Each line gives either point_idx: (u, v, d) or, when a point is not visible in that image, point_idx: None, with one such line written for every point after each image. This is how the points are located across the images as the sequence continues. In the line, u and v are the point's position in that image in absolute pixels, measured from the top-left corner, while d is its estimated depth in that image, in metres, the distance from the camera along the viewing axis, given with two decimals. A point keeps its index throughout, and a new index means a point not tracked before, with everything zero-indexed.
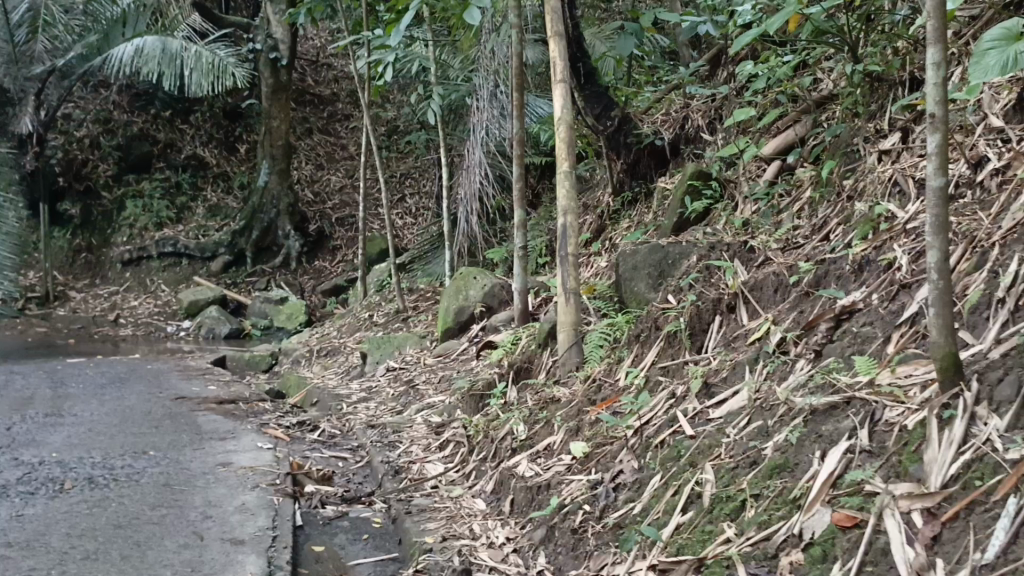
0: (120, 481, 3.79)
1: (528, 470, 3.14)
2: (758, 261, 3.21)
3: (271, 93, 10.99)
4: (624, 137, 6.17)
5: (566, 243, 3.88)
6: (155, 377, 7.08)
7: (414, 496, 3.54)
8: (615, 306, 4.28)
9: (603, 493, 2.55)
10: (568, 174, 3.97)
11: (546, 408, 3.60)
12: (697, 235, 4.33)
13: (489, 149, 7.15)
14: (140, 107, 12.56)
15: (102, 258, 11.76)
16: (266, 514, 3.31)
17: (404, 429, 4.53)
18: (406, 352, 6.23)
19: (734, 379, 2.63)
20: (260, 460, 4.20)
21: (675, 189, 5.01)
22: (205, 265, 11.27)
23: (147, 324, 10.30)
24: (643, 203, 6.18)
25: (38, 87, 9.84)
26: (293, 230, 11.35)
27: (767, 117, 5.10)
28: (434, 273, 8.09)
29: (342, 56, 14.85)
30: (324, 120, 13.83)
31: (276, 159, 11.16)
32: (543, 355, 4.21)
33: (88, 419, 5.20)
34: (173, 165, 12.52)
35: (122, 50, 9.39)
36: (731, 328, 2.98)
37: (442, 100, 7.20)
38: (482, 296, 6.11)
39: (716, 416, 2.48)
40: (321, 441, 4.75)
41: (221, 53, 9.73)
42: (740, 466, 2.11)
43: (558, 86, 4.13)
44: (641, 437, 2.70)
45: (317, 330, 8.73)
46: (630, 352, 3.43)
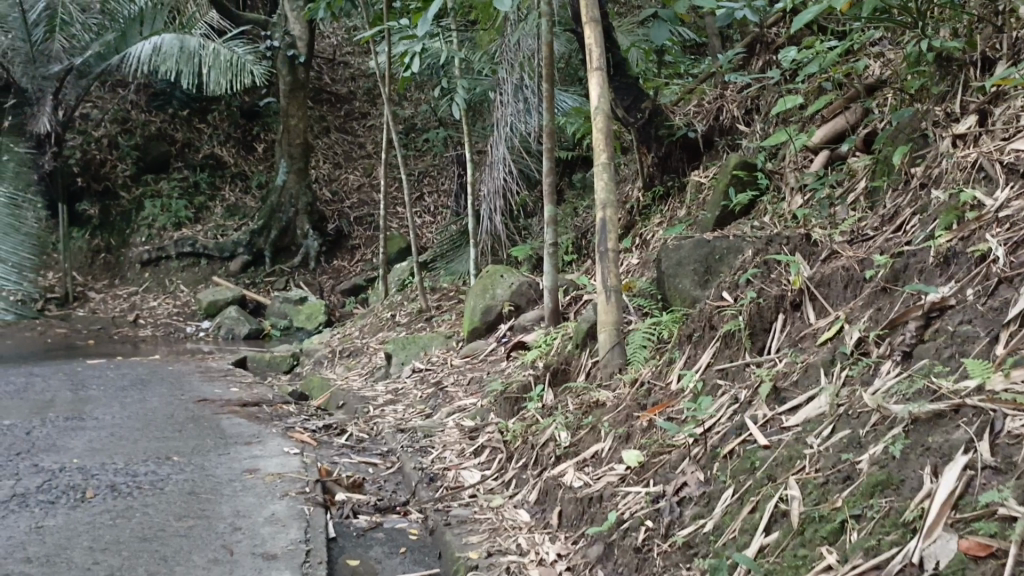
0: (145, 489, 3.62)
1: (576, 480, 2.94)
2: (822, 256, 2.98)
3: (289, 91, 10.85)
4: (655, 130, 5.96)
5: (606, 239, 3.67)
6: (175, 379, 6.93)
7: (451, 507, 3.34)
8: (658, 304, 4.08)
9: (667, 507, 2.35)
10: (608, 166, 3.76)
11: (590, 413, 3.39)
12: (744, 229, 4.12)
13: (515, 145, 6.95)
14: (157, 106, 12.45)
15: (120, 259, 11.65)
16: (298, 526, 3.13)
17: (435, 433, 4.34)
18: (432, 352, 6.04)
19: (807, 383, 2.42)
20: (287, 467, 4.01)
21: (717, 182, 4.80)
22: (224, 265, 11.15)
23: (167, 325, 10.18)
24: (677, 197, 5.95)
25: (55, 86, 9.74)
26: (312, 229, 11.19)
27: (811, 106, 4.88)
28: (457, 272, 7.90)
29: (358, 54, 14.70)
30: (341, 118, 13.67)
31: (294, 158, 11.01)
32: (581, 356, 4.00)
33: (110, 423, 5.04)
34: (191, 165, 12.41)
35: (140, 48, 9.29)
36: (797, 327, 2.77)
37: (466, 94, 7.00)
38: (510, 295, 5.92)
39: (792, 424, 2.27)
40: (348, 445, 4.57)
41: (240, 50, 9.56)
42: (832, 482, 1.91)
43: (594, 74, 3.90)
44: (704, 446, 2.49)
45: (338, 330, 8.56)
46: (682, 353, 3.22)
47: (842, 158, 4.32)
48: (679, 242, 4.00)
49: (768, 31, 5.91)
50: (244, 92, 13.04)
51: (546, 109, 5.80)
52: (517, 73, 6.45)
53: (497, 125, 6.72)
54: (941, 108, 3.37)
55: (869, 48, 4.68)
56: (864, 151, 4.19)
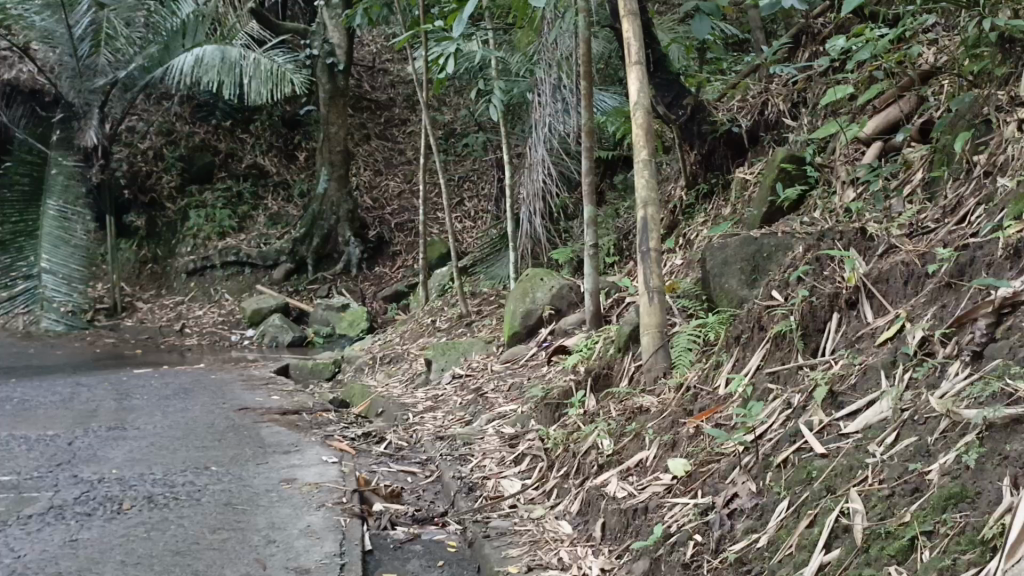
0: (182, 500, 3.58)
1: (620, 489, 2.81)
2: (879, 251, 2.80)
3: (329, 99, 10.89)
4: (698, 126, 5.80)
5: (647, 238, 3.53)
6: (218, 387, 6.93)
7: (491, 518, 3.23)
8: (703, 305, 3.92)
9: (716, 521, 2.21)
10: (648, 162, 3.62)
11: (633, 419, 3.25)
12: (793, 225, 3.95)
13: (553, 146, 6.83)
14: (201, 118, 12.64)
15: (166, 269, 11.79)
16: (333, 538, 3.06)
17: (475, 441, 4.24)
18: (472, 358, 5.94)
19: (868, 386, 2.26)
20: (325, 476, 3.95)
21: (763, 177, 4.63)
22: (267, 273, 11.22)
23: (212, 334, 10.27)
24: (721, 195, 5.77)
25: (102, 99, 9.89)
26: (353, 236, 11.20)
27: (862, 96, 4.68)
28: (497, 276, 7.80)
29: (397, 61, 14.75)
30: (381, 125, 13.71)
31: (335, 166, 11.04)
32: (623, 360, 3.86)
33: (151, 433, 5.04)
34: (234, 175, 12.53)
35: (182, 60, 9.40)
36: (853, 326, 2.61)
37: (503, 95, 6.91)
38: (551, 298, 5.80)
39: (851, 430, 2.11)
40: (388, 454, 4.49)
41: (280, 59, 9.62)
42: (898, 495, 1.75)
43: (632, 69, 3.76)
44: (756, 455, 2.34)
45: (380, 337, 8.52)
46: (730, 355, 3.07)
47: (896, 149, 4.12)
48: (724, 240, 3.85)
49: (814, 22, 5.73)
50: (286, 101, 13.16)
51: (584, 107, 5.67)
52: (554, 72, 6.34)
53: (535, 126, 6.57)
54: (1004, 92, 3.17)
55: (921, 36, 4.49)
56: (920, 141, 3.99)
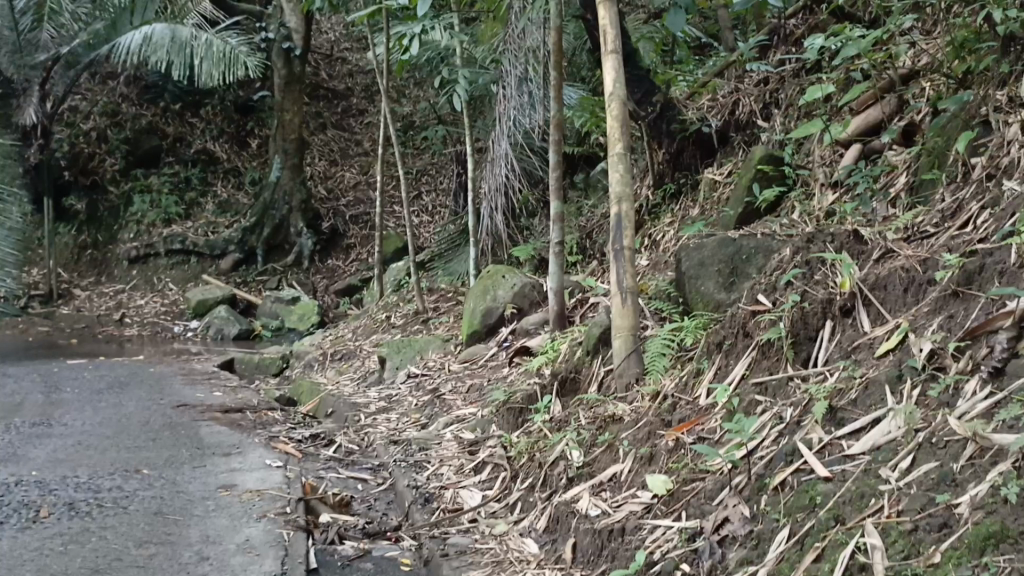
0: (107, 508, 3.25)
1: (592, 507, 2.58)
2: (875, 254, 2.62)
3: (284, 85, 10.48)
4: (667, 124, 5.60)
5: (621, 236, 3.32)
6: (157, 381, 6.55)
7: (449, 534, 2.97)
8: (677, 308, 3.72)
9: (706, 549, 2.00)
10: (623, 156, 3.41)
11: (605, 429, 3.03)
12: (772, 227, 3.78)
13: (517, 141, 6.59)
14: (148, 99, 12.03)
15: (107, 255, 11.25)
16: (275, 556, 2.78)
17: (431, 447, 3.97)
18: (429, 357, 5.67)
19: (871, 402, 2.06)
20: (268, 482, 3.65)
21: (739, 176, 4.46)
22: (214, 263, 10.77)
23: (154, 324, 9.82)
24: (689, 196, 5.58)
25: (42, 76, 9.43)
26: (306, 227, 10.82)
27: (840, 97, 4.54)
28: (455, 272, 7.52)
29: (356, 49, 14.34)
30: (338, 114, 13.30)
31: (288, 154, 10.63)
32: (592, 365, 3.64)
33: (81, 430, 4.67)
34: (183, 160, 12.00)
35: (129, 38, 8.90)
36: (849, 336, 2.42)
37: (467, 85, 6.63)
38: (512, 297, 5.55)
39: (856, 452, 1.92)
40: (336, 458, 4.19)
41: (233, 41, 9.17)
42: (923, 530, 1.57)
43: (608, 58, 3.53)
44: (748, 475, 2.13)
45: (331, 332, 8.19)
46: (711, 363, 2.86)
47: (877, 151, 3.99)
48: (701, 240, 3.66)
49: (788, 21, 5.58)
50: (239, 86, 12.66)
51: (553, 101, 5.44)
52: (520, 63, 6.08)
53: (499, 120, 6.30)
54: (1002, 93, 3.02)
55: (900, 37, 4.36)
56: (903, 143, 3.86)
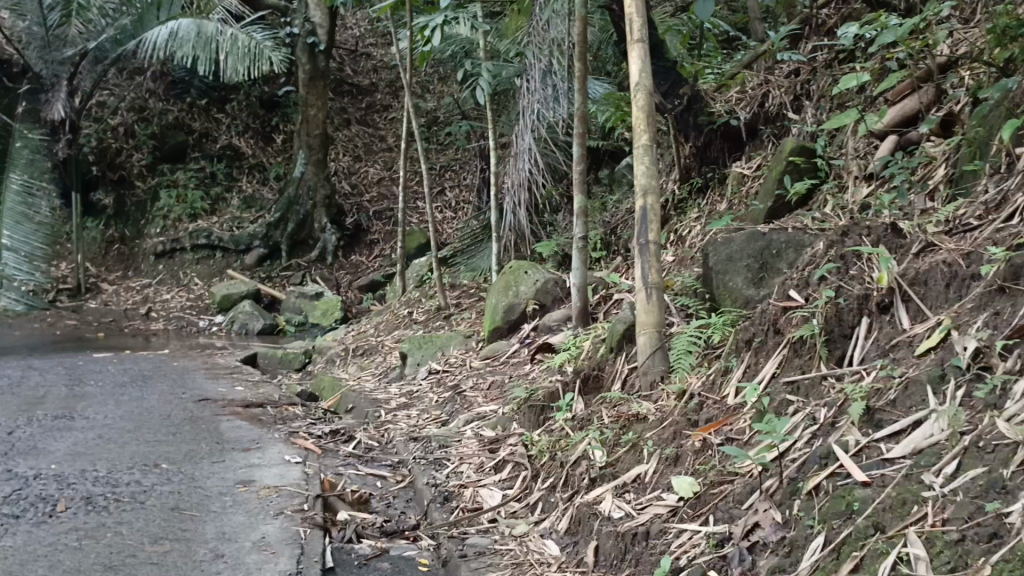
0: (124, 502, 3.22)
1: (616, 509, 2.49)
2: (916, 248, 2.50)
3: (309, 80, 10.46)
4: (694, 117, 5.48)
5: (646, 229, 3.24)
6: (179, 375, 6.54)
7: (468, 534, 2.89)
8: (704, 304, 3.62)
9: (735, 556, 1.90)
10: (649, 148, 3.31)
11: (629, 427, 2.94)
12: (804, 221, 3.66)
13: (541, 135, 6.49)
14: (175, 95, 12.06)
15: (134, 250, 11.32)
16: (290, 554, 2.73)
17: (451, 444, 3.90)
18: (450, 353, 5.61)
19: (912, 403, 1.96)
20: (286, 479, 3.60)
21: (769, 169, 4.34)
22: (239, 258, 10.79)
23: (179, 319, 9.85)
24: (716, 190, 5.46)
25: (70, 71, 9.42)
26: (330, 223, 10.80)
27: (875, 88, 4.40)
28: (478, 267, 7.43)
29: (381, 45, 14.30)
30: (362, 110, 13.28)
31: (313, 149, 10.62)
32: (616, 362, 3.55)
33: (101, 424, 4.65)
34: (208, 155, 12.03)
35: (156, 33, 8.90)
36: (886, 333, 2.31)
37: (491, 78, 6.53)
38: (535, 292, 5.47)
39: (896, 456, 1.81)
40: (356, 454, 4.14)
41: (259, 35, 9.13)
42: (971, 541, 1.47)
43: (635, 47, 3.42)
44: (779, 477, 2.03)
45: (354, 327, 8.15)
46: (740, 360, 2.75)
47: (913, 142, 3.87)
48: (730, 235, 3.56)
49: (818, 11, 5.42)
50: (264, 82, 12.67)
51: (577, 93, 5.34)
52: (545, 56, 5.98)
53: (523, 113, 6.20)
54: None
55: (937, 26, 4.23)
56: (941, 135, 3.75)
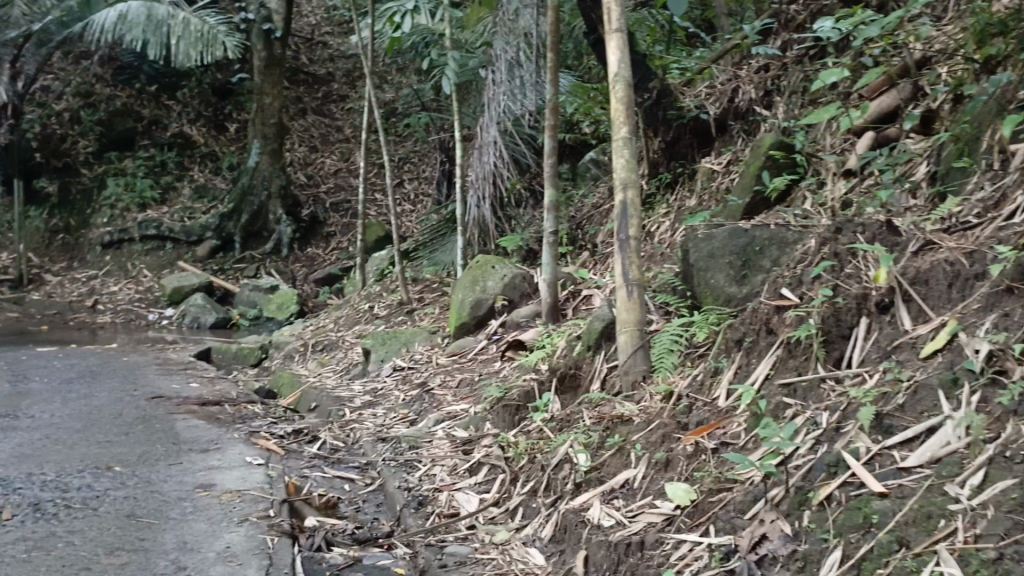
0: (76, 509, 3.01)
1: (605, 517, 2.38)
2: (913, 245, 2.42)
3: (265, 67, 10.13)
4: (662, 112, 5.38)
5: (626, 224, 3.12)
6: (129, 372, 6.26)
7: (446, 542, 2.76)
8: (684, 301, 3.52)
9: (744, 570, 1.82)
10: (629, 141, 3.20)
11: (613, 429, 2.83)
12: (784, 217, 3.60)
13: (507, 128, 6.35)
14: (124, 80, 11.61)
15: (80, 240, 10.89)
16: (258, 566, 2.55)
17: (422, 445, 3.76)
18: (415, 349, 5.44)
19: (923, 408, 1.88)
20: (248, 482, 3.41)
21: (746, 164, 4.26)
22: (191, 250, 10.44)
23: (128, 312, 9.50)
24: (685, 186, 5.35)
25: (13, 53, 9.04)
26: (286, 214, 10.51)
27: (851, 84, 4.36)
28: (440, 262, 7.15)
29: (338, 34, 13.98)
30: (318, 100, 12.97)
31: (268, 139, 10.32)
32: (594, 360, 3.45)
33: (47, 423, 4.39)
34: (158, 143, 11.61)
35: (104, 15, 8.52)
36: (886, 334, 2.24)
37: (457, 68, 6.36)
38: (503, 288, 5.34)
39: (913, 465, 1.75)
40: (321, 456, 3.96)
41: (212, 20, 8.80)
42: (1012, 560, 1.44)
43: (613, 37, 3.30)
44: (784, 485, 1.94)
45: (311, 322, 7.92)
46: (730, 361, 2.66)
47: (892, 139, 3.81)
48: (711, 230, 3.47)
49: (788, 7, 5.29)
50: (216, 68, 12.21)
51: (547, 84, 5.21)
52: (513, 47, 5.84)
53: (489, 105, 6.04)
54: None
55: (911, 23, 4.21)
56: (921, 132, 3.68)
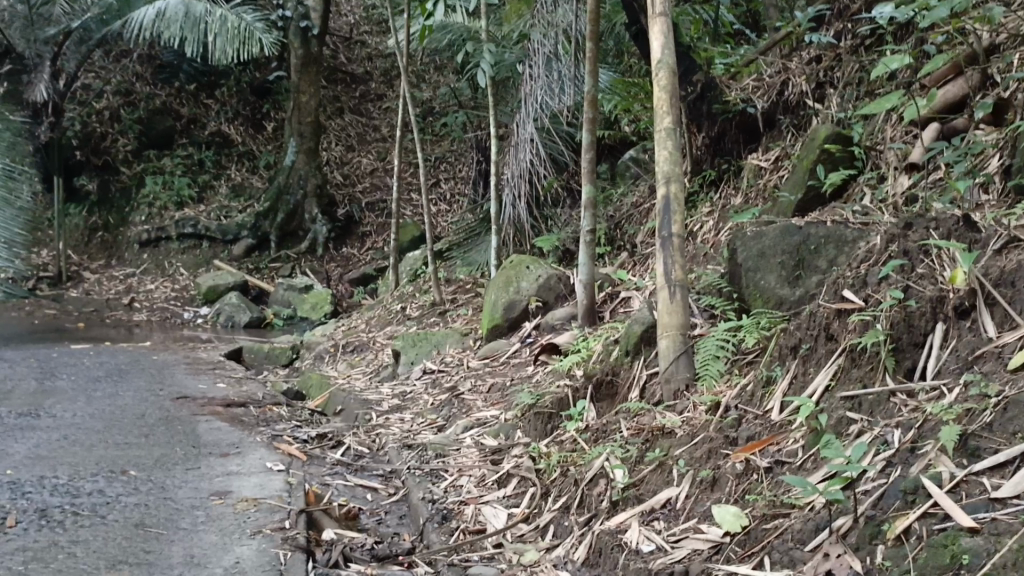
0: (82, 517, 2.86)
1: (645, 541, 2.16)
2: (996, 242, 2.15)
3: (302, 65, 10.03)
4: (707, 106, 5.14)
5: (669, 221, 2.90)
6: (159, 371, 6.15)
7: (472, 563, 2.55)
8: (733, 304, 3.28)
9: None
10: (672, 132, 2.96)
11: (654, 441, 2.60)
12: (843, 215, 3.34)
13: (544, 124, 6.13)
14: (163, 79, 11.61)
15: (118, 238, 10.92)
16: None
17: (449, 454, 3.56)
18: (446, 352, 5.25)
19: (1016, 428, 1.62)
20: (266, 490, 3.24)
21: (800, 158, 4.01)
22: (226, 248, 10.39)
23: (163, 310, 9.47)
24: (730, 184, 5.09)
25: (54, 51, 9.02)
26: (321, 213, 10.42)
27: (913, 73, 4.07)
28: (474, 262, 6.97)
29: (376, 33, 13.87)
30: (356, 99, 12.89)
31: (304, 137, 10.23)
32: (633, 367, 3.22)
33: (69, 423, 4.28)
34: (196, 142, 11.60)
35: (142, 13, 8.49)
36: (966, 343, 1.98)
37: (493, 61, 6.15)
38: (537, 289, 5.12)
39: (1008, 495, 1.50)
40: (344, 462, 3.78)
41: (249, 16, 8.71)
42: None
43: (657, 21, 3.06)
44: (852, 515, 1.71)
45: (344, 322, 7.78)
46: (784, 371, 2.42)
47: (959, 130, 3.53)
48: (762, 228, 3.23)
49: None
50: (255, 68, 12.19)
51: (585, 78, 4.98)
52: (550, 40, 5.62)
53: (525, 102, 5.82)
54: None
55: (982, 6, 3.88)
56: (991, 123, 3.39)
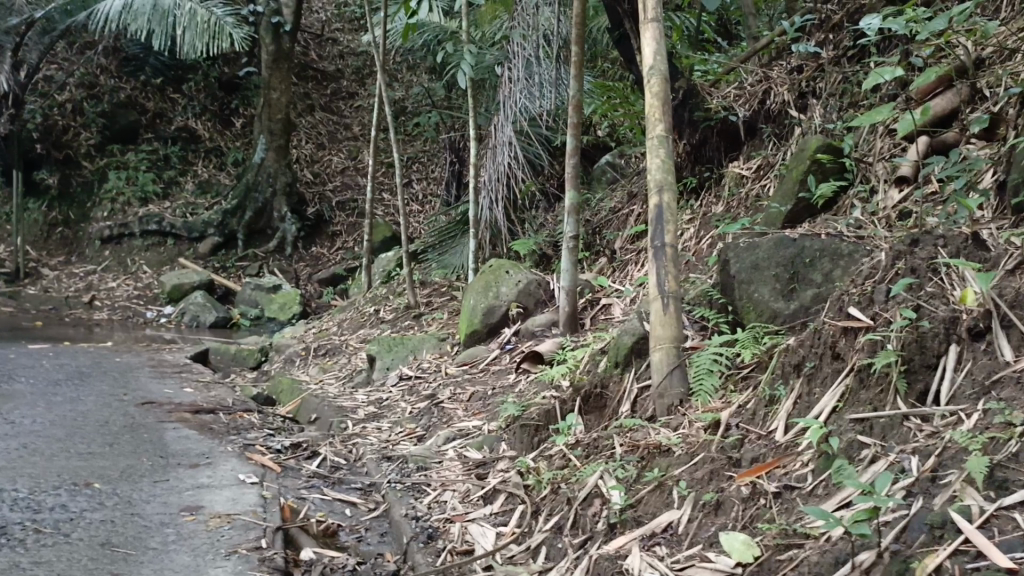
0: (44, 535, 2.70)
1: (648, 568, 2.07)
2: (1008, 262, 2.10)
3: (272, 62, 9.80)
4: (689, 113, 5.06)
5: (662, 231, 2.81)
6: (122, 373, 5.93)
7: None
8: (725, 316, 3.21)
9: None
10: (665, 140, 2.87)
11: (651, 460, 2.51)
12: (836, 227, 3.29)
13: (522, 127, 6.02)
14: (129, 72, 11.29)
15: (80, 233, 10.59)
16: None
17: (431, 467, 3.45)
18: (423, 357, 5.12)
19: None
20: (240, 505, 3.10)
21: (790, 167, 3.95)
22: (192, 246, 10.13)
23: (125, 309, 9.20)
24: (712, 191, 5.03)
25: (15, 42, 8.69)
26: (290, 212, 10.21)
27: (902, 85, 4.04)
28: (449, 265, 6.85)
29: (348, 30, 13.65)
30: (327, 97, 12.67)
31: (274, 135, 10.02)
32: (623, 379, 3.13)
33: (28, 431, 4.07)
34: (162, 137, 11.30)
35: (109, 4, 8.22)
36: (982, 366, 1.92)
37: (473, 62, 6.02)
38: (517, 295, 5.01)
39: None
40: (320, 474, 3.65)
41: (220, 10, 8.48)
42: None
43: (649, 27, 2.97)
44: (875, 549, 1.64)
45: (314, 324, 7.61)
46: (788, 390, 2.34)
47: (949, 144, 3.47)
48: (755, 239, 3.17)
49: None
50: (224, 62, 11.91)
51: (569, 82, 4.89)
52: (531, 42, 5.51)
53: (504, 104, 5.71)
54: None
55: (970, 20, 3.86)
56: (983, 138, 3.35)
